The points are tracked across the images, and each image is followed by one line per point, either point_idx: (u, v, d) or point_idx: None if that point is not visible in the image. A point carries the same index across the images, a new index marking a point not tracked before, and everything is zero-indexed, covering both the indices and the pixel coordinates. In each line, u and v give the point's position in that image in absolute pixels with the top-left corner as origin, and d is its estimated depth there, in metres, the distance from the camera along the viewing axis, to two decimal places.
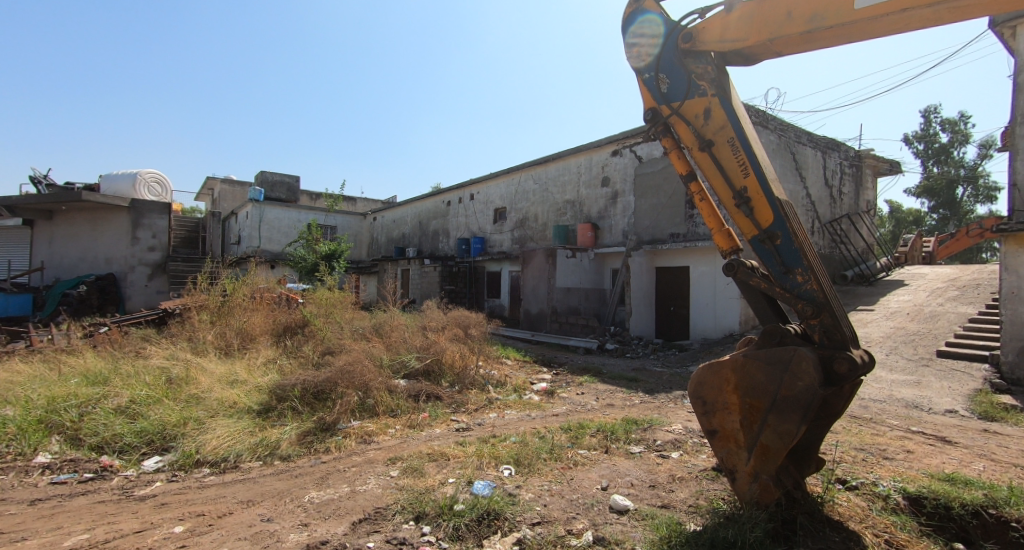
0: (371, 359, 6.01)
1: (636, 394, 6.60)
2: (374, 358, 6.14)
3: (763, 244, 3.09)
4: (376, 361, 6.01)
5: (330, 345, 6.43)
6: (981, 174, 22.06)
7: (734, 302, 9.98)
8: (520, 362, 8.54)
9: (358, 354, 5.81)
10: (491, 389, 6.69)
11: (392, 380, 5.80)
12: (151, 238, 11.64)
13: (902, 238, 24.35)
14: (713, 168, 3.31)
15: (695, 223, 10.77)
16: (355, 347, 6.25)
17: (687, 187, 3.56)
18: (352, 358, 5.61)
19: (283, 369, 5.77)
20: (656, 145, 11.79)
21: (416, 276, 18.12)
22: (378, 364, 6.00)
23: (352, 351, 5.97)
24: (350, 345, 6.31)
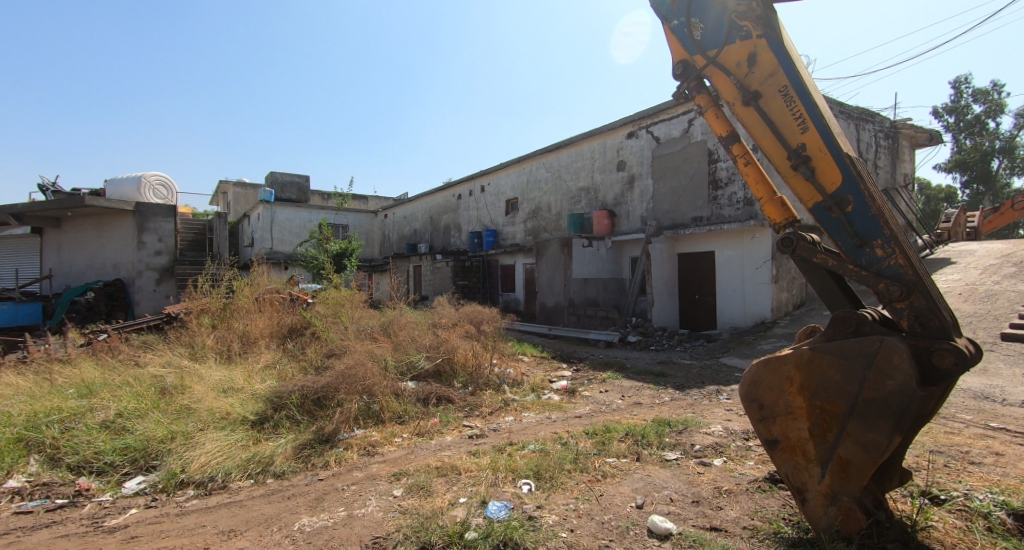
0: (377, 361, 5.58)
1: (665, 390, 6.05)
2: (379, 359, 5.70)
3: (830, 212, 2.52)
4: (382, 363, 5.59)
5: (334, 347, 6.03)
6: (1018, 145, 20.81)
7: (765, 288, 9.33)
8: (538, 359, 8.04)
9: (361, 356, 5.37)
10: (507, 389, 6.21)
11: (399, 383, 5.36)
12: (158, 242, 11.35)
13: (933, 216, 23.15)
14: (762, 124, 2.77)
15: (719, 205, 10.17)
16: (360, 349, 5.82)
17: (727, 150, 3.02)
18: (354, 360, 5.17)
19: (283, 374, 5.36)
20: (675, 124, 11.16)
21: (429, 272, 17.73)
22: (385, 366, 5.58)
23: (357, 354, 5.56)
24: (355, 346, 5.89)
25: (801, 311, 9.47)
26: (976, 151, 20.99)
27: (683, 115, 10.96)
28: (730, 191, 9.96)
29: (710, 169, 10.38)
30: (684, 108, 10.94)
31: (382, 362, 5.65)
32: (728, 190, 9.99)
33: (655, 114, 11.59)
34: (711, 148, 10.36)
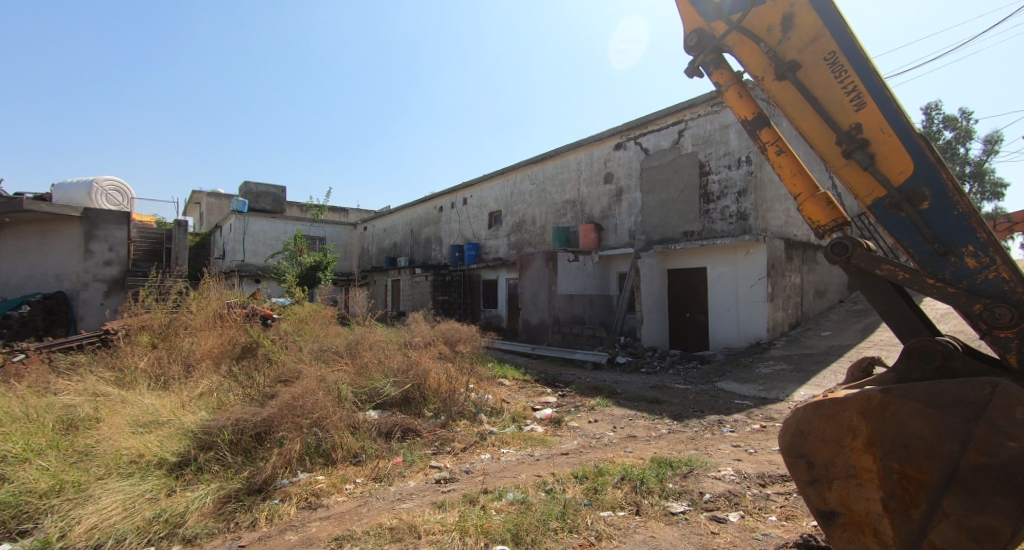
0: (331, 388, 4.84)
1: (661, 421, 5.41)
2: (335, 386, 4.94)
3: (897, 211, 1.94)
4: (342, 391, 4.87)
5: (290, 370, 5.29)
6: (987, 171, 21.10)
7: (760, 307, 8.84)
8: (519, 383, 7.33)
9: (313, 384, 4.62)
10: (484, 420, 5.49)
11: (357, 414, 4.61)
12: (107, 251, 10.45)
13: None
14: (801, 102, 2.20)
15: (711, 219, 9.73)
16: (315, 375, 5.06)
17: (753, 135, 2.45)
18: (300, 390, 4.41)
19: (220, 404, 4.56)
20: (664, 135, 10.76)
21: (407, 286, 16.96)
22: (342, 395, 4.84)
23: (313, 380, 4.82)
24: (310, 371, 5.15)
25: (797, 332, 8.99)
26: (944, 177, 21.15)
27: (673, 126, 10.59)
28: (723, 205, 9.53)
29: (702, 182, 9.95)
30: (674, 119, 10.56)
31: (342, 388, 4.92)
32: (721, 203, 9.56)
33: (644, 124, 11.17)
34: (703, 160, 9.95)
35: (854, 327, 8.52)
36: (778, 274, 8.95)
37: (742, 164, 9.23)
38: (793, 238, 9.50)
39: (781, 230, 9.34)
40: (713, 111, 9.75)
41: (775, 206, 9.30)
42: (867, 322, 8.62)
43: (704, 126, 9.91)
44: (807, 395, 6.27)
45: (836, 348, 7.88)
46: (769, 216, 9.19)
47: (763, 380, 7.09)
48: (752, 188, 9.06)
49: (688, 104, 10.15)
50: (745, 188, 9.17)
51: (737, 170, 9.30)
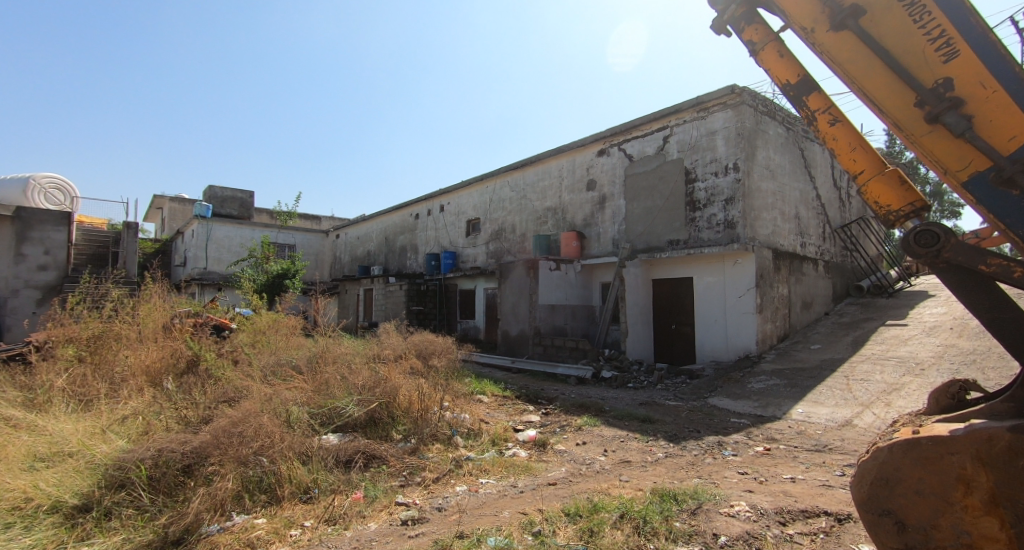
0: (280, 411, 4.18)
1: (656, 443, 4.92)
2: (282, 407, 4.27)
3: (990, 176, 1.90)
4: (287, 415, 4.19)
5: (238, 389, 4.63)
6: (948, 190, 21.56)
7: (749, 319, 8.50)
8: (498, 400, 6.75)
9: (249, 404, 3.95)
10: (460, 443, 4.89)
11: (311, 441, 3.96)
12: (42, 255, 9.70)
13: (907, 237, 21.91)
14: (877, 56, 2.12)
15: (698, 227, 9.39)
16: (261, 396, 4.41)
17: (802, 98, 2.46)
18: (237, 415, 3.74)
19: (141, 430, 3.85)
20: (649, 141, 10.45)
21: (380, 295, 16.23)
22: (292, 418, 4.17)
23: (244, 403, 4.13)
24: (257, 392, 4.47)
25: (786, 345, 8.62)
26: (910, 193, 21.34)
27: (657, 132, 10.29)
28: (710, 213, 9.20)
29: (688, 189, 9.63)
30: (659, 124, 10.27)
31: (280, 408, 4.24)
32: (708, 211, 9.24)
33: (628, 130, 10.85)
34: (688, 167, 9.65)
35: (844, 341, 8.18)
36: (767, 285, 8.63)
37: (730, 171, 8.93)
38: (780, 248, 9.16)
39: (769, 239, 9.01)
40: (699, 116, 9.49)
41: (762, 214, 8.97)
42: (857, 335, 8.30)
43: (690, 132, 9.63)
44: (805, 412, 5.85)
45: (829, 361, 7.49)
46: (757, 225, 8.86)
47: (757, 396, 6.67)
48: (739, 195, 8.75)
49: (673, 109, 9.86)
50: (732, 196, 8.85)
51: (724, 176, 9.00)
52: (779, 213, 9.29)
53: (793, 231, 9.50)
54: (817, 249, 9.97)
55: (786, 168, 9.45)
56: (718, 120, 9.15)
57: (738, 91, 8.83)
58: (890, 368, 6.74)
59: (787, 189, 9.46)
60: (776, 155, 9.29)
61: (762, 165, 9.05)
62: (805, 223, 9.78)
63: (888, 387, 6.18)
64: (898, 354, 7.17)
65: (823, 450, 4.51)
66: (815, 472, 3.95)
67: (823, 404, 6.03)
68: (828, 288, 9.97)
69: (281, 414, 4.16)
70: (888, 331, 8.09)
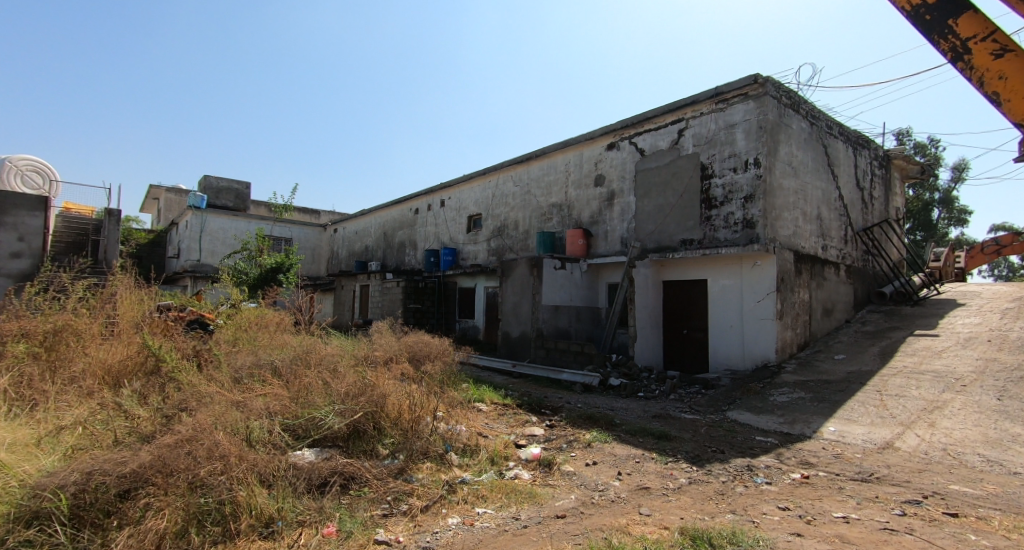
0: (243, 426, 3.60)
1: (676, 466, 4.35)
2: (243, 423, 3.66)
3: None
4: (246, 432, 3.55)
5: (200, 398, 4.06)
6: (956, 197, 20.84)
7: (768, 325, 7.91)
8: (498, 409, 6.19)
9: (201, 422, 3.34)
10: (454, 461, 4.33)
11: (277, 462, 3.38)
12: (16, 240, 9.61)
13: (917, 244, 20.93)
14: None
15: (713, 226, 8.81)
16: (225, 409, 3.82)
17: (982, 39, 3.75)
18: (184, 434, 3.14)
19: (73, 445, 3.24)
20: (662, 135, 9.87)
21: (377, 292, 15.67)
22: (250, 437, 3.52)
23: (197, 417, 3.52)
24: (218, 405, 3.87)
25: (807, 355, 8.02)
26: (918, 201, 20.55)
27: (672, 125, 9.71)
28: (727, 211, 8.63)
29: (703, 185, 9.05)
30: (674, 117, 9.69)
31: (244, 423, 3.65)
32: (724, 209, 8.66)
33: (640, 122, 10.28)
34: (705, 162, 9.07)
35: (871, 351, 7.57)
36: (787, 290, 8.04)
37: (750, 167, 8.34)
38: (801, 250, 8.53)
39: (790, 241, 8.38)
40: (717, 108, 8.90)
41: (783, 214, 8.36)
42: (884, 345, 7.69)
43: (707, 124, 9.04)
44: (838, 431, 5.25)
45: (857, 373, 6.87)
46: (778, 225, 8.25)
47: (781, 411, 6.08)
48: (760, 193, 8.15)
49: (690, 100, 9.29)
50: (752, 193, 8.26)
51: (744, 173, 8.42)
52: (800, 213, 8.65)
53: (815, 233, 8.85)
54: (839, 253, 9.32)
55: (809, 165, 8.81)
56: (739, 113, 8.56)
57: (761, 81, 8.23)
58: (928, 383, 6.14)
59: (809, 188, 8.82)
60: (799, 152, 8.67)
61: (784, 161, 8.43)
62: (827, 225, 9.11)
63: (928, 405, 5.57)
64: (933, 367, 6.56)
65: (870, 480, 3.92)
66: (870, 510, 3.32)
67: (857, 422, 5.43)
68: (849, 294, 9.33)
69: (245, 431, 3.57)
70: (918, 342, 7.48)
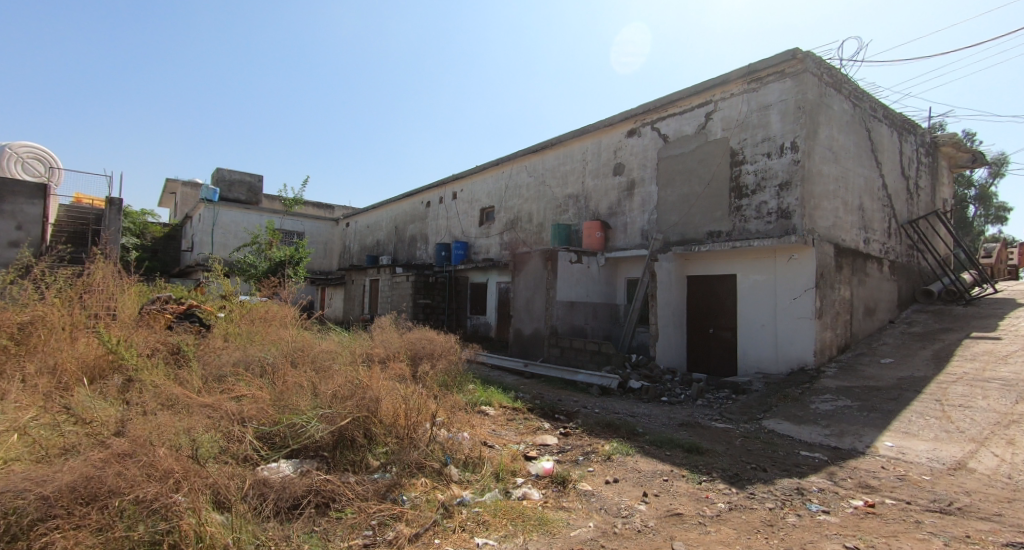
0: (202, 441, 3.09)
1: (712, 488, 3.72)
2: (199, 439, 3.13)
3: None
4: (184, 448, 2.95)
5: (161, 406, 3.56)
6: (993, 194, 19.69)
7: (806, 325, 7.20)
8: (507, 413, 5.63)
9: (146, 439, 2.84)
10: (455, 475, 3.77)
11: (239, 482, 2.86)
12: (15, 229, 9.44)
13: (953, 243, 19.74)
14: None
15: (744, 217, 8.11)
16: (182, 422, 3.28)
17: None
18: (118, 450, 2.64)
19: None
20: (688, 119, 9.18)
21: (386, 287, 15.25)
22: (189, 454, 2.92)
23: (139, 429, 2.99)
24: (180, 417, 3.35)
25: (848, 358, 7.28)
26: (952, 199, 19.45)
27: (698, 108, 9.01)
28: (759, 200, 7.91)
29: (733, 173, 8.35)
30: (701, 100, 8.99)
31: (205, 439, 3.15)
32: (756, 198, 7.95)
33: (664, 106, 9.59)
34: (735, 147, 8.36)
35: (923, 355, 6.80)
36: (827, 286, 7.31)
37: (786, 152, 7.62)
38: (842, 243, 7.77)
39: (830, 233, 7.64)
40: (750, 88, 8.18)
41: (823, 203, 7.62)
42: (937, 348, 6.91)
43: (738, 106, 8.33)
44: (897, 447, 4.56)
45: (909, 380, 6.13)
46: (817, 215, 7.51)
47: (825, 421, 5.40)
48: (797, 179, 7.42)
49: (718, 81, 8.59)
50: (789, 180, 7.54)
51: (779, 158, 7.69)
52: (841, 203, 7.89)
53: (856, 225, 8.08)
54: (882, 247, 8.52)
55: (851, 150, 8.04)
56: (774, 92, 7.83)
57: (800, 57, 7.49)
58: (996, 392, 5.39)
59: (851, 175, 8.04)
60: (840, 135, 7.90)
61: (824, 145, 7.67)
62: (869, 216, 8.32)
63: (1001, 419, 4.83)
64: (1000, 374, 5.78)
65: (952, 511, 3.24)
66: None
67: (918, 437, 4.72)
68: (892, 292, 8.54)
69: (199, 449, 3.03)
70: (978, 345, 6.69)
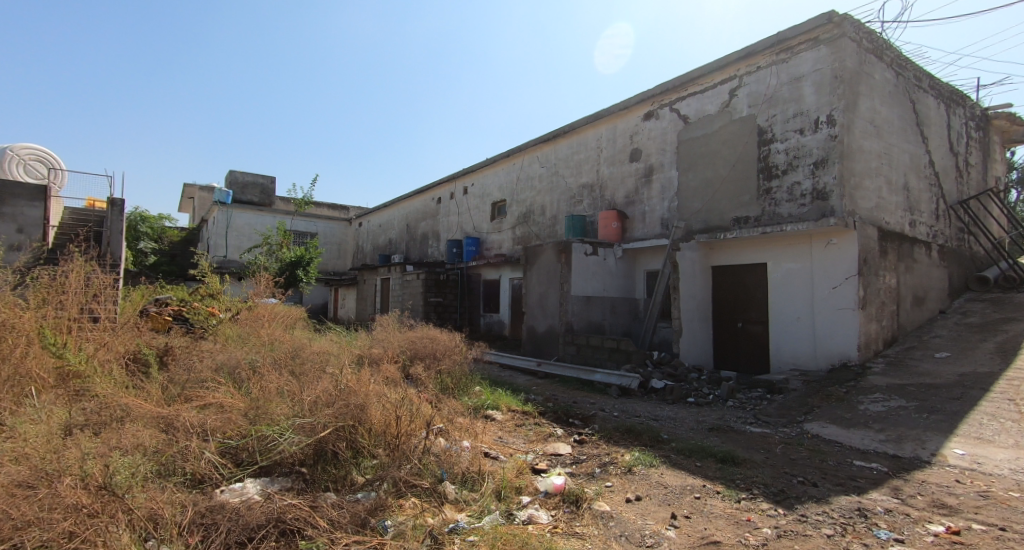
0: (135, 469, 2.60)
1: (755, 508, 3.12)
2: (143, 467, 2.68)
3: None
4: (121, 473, 2.51)
5: (115, 419, 3.14)
6: None
7: (848, 316, 6.50)
8: (516, 418, 5.10)
9: (69, 477, 2.40)
10: (451, 493, 3.27)
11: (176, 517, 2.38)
12: (16, 232, 9.26)
13: None
14: None
15: (774, 200, 7.43)
16: (129, 444, 2.84)
17: None
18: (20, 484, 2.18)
19: None
20: (710, 97, 8.51)
21: (397, 285, 14.87)
22: (124, 478, 2.47)
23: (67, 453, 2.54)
24: (130, 436, 2.91)
25: (897, 352, 6.55)
26: None
27: (722, 85, 8.33)
28: (792, 181, 7.22)
29: (761, 153, 7.66)
30: (724, 76, 8.32)
31: (152, 468, 2.71)
32: (788, 179, 7.26)
33: (684, 85, 8.93)
34: (763, 125, 7.67)
35: (985, 348, 6.04)
36: (871, 274, 6.59)
37: (821, 126, 6.92)
38: (887, 225, 7.03)
39: (872, 215, 6.91)
40: (779, 59, 7.49)
41: (864, 182, 6.89)
42: (1001, 340, 6.14)
43: (766, 80, 7.64)
44: (970, 456, 3.89)
45: (973, 376, 5.40)
46: (858, 195, 6.79)
47: (878, 424, 4.72)
48: (835, 156, 6.72)
49: (744, 54, 7.91)
50: (825, 157, 6.84)
51: (814, 133, 6.99)
52: (884, 181, 7.15)
53: (901, 206, 7.33)
54: (930, 230, 7.74)
55: (894, 124, 7.28)
56: (807, 62, 7.13)
57: (836, 20, 6.78)
58: None
59: (895, 151, 7.29)
60: (883, 107, 7.16)
61: (865, 118, 6.94)
62: (915, 196, 7.55)
63: None
64: None
65: None
66: None
67: (995, 443, 4.04)
68: (943, 279, 7.74)
69: (139, 478, 2.59)
70: None
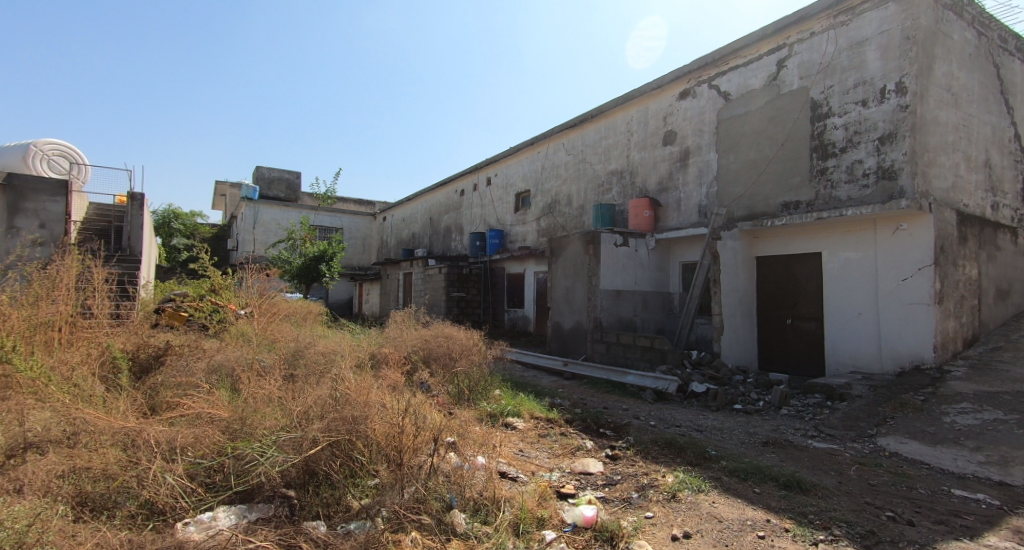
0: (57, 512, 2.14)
1: None
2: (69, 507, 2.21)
3: None
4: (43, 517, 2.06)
5: (73, 433, 2.70)
6: None
7: (921, 313, 5.68)
8: (540, 427, 4.55)
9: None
10: (461, 523, 2.72)
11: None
12: (36, 227, 9.16)
13: None
14: None
15: (831, 182, 6.61)
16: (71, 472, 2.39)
17: None
18: None
19: None
20: (755, 71, 7.70)
21: (420, 280, 14.47)
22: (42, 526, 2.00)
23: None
24: (77, 460, 2.46)
25: (979, 353, 5.70)
26: None
27: (768, 56, 7.51)
28: (851, 160, 6.39)
29: (815, 129, 6.83)
30: (771, 45, 7.50)
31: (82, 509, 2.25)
32: (847, 157, 6.44)
33: (725, 58, 8.14)
34: (817, 98, 6.84)
35: None
36: (949, 263, 5.74)
37: (888, 96, 6.07)
38: (965, 208, 6.15)
39: (949, 196, 6.03)
40: (838, 23, 6.64)
41: (939, 158, 6.02)
42: None
43: (821, 47, 6.80)
44: None
45: None
46: (932, 174, 5.93)
47: (972, 442, 3.96)
48: (906, 129, 5.87)
49: (796, 19, 7.07)
50: (893, 130, 5.99)
51: (879, 104, 6.15)
52: (962, 157, 6.25)
53: (982, 185, 6.41)
54: (1014, 213, 6.78)
55: (974, 91, 6.36)
56: (872, 23, 6.27)
57: None
58: None
59: (975, 123, 6.37)
60: (961, 72, 6.24)
61: (941, 85, 6.05)
62: (998, 175, 6.61)
63: None
64: None
65: None
66: None
67: None
68: None
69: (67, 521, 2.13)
70: None
